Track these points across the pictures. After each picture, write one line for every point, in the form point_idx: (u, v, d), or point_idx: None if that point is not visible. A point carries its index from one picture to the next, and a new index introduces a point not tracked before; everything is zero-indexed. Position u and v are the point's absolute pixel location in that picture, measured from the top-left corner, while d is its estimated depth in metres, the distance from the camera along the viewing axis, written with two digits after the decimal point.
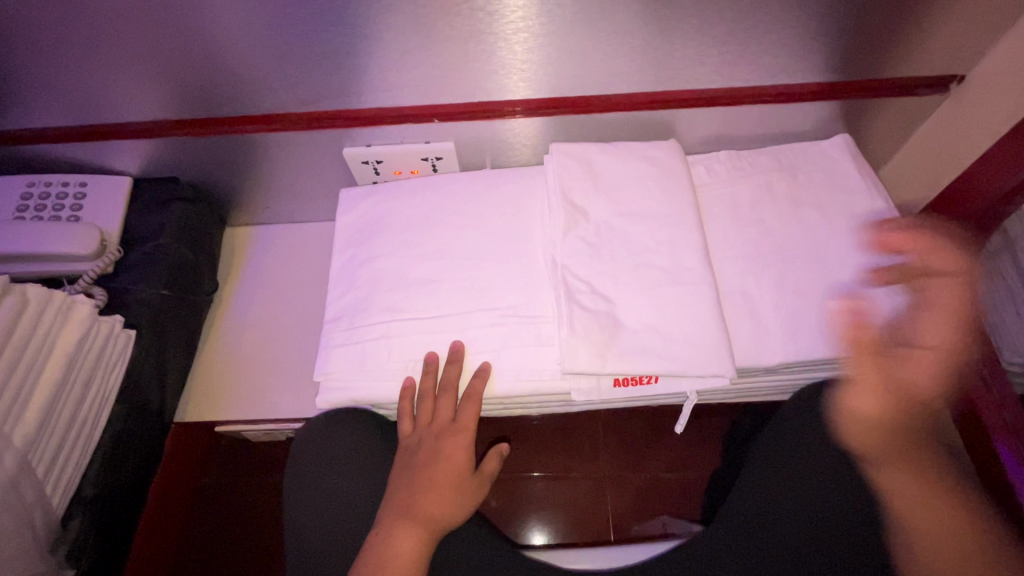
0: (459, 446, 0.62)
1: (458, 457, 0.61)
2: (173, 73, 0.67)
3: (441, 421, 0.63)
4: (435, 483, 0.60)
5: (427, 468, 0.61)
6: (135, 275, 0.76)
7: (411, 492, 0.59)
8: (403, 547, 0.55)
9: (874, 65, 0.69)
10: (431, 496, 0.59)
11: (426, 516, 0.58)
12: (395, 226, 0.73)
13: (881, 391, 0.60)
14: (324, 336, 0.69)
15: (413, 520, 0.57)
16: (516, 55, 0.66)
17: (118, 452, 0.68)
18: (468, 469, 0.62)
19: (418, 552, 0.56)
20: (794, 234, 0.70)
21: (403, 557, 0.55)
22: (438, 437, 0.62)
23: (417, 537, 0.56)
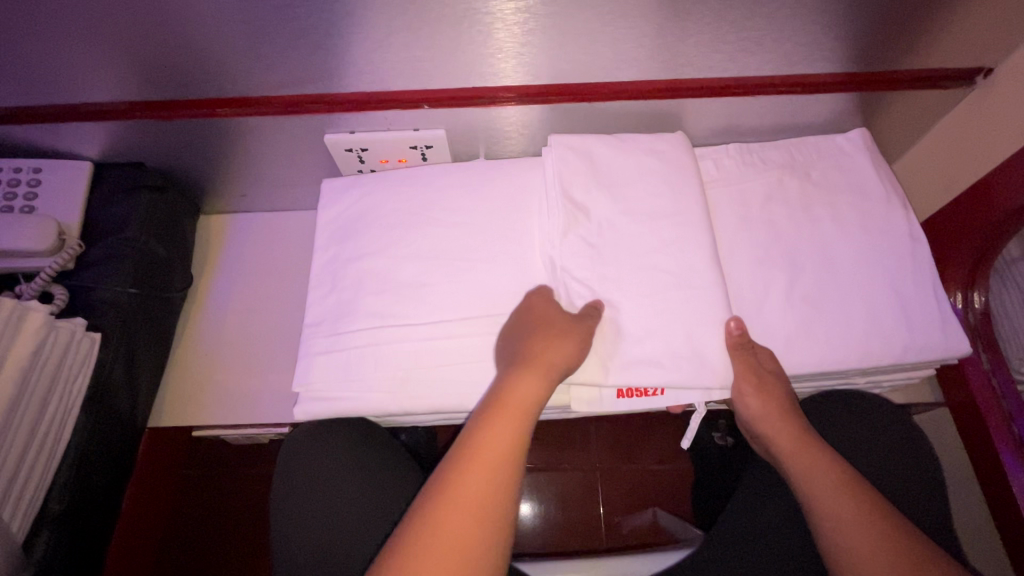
0: (558, 345, 0.56)
1: (561, 349, 0.56)
2: (128, 50, 0.60)
3: (521, 310, 0.61)
4: (528, 380, 0.54)
5: (522, 367, 0.55)
6: (98, 271, 0.70)
7: (500, 393, 0.54)
8: (495, 442, 0.50)
9: (900, 56, 0.64)
10: (525, 389, 0.54)
11: (520, 409, 0.53)
12: (382, 220, 0.68)
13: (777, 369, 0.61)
14: (303, 343, 0.65)
15: (508, 413, 0.52)
16: (514, 38, 0.60)
17: (86, 466, 0.64)
18: (563, 373, 0.56)
19: (514, 445, 0.50)
20: (805, 237, 0.67)
21: (496, 451, 0.50)
22: (531, 342, 0.57)
23: (511, 429, 0.51)
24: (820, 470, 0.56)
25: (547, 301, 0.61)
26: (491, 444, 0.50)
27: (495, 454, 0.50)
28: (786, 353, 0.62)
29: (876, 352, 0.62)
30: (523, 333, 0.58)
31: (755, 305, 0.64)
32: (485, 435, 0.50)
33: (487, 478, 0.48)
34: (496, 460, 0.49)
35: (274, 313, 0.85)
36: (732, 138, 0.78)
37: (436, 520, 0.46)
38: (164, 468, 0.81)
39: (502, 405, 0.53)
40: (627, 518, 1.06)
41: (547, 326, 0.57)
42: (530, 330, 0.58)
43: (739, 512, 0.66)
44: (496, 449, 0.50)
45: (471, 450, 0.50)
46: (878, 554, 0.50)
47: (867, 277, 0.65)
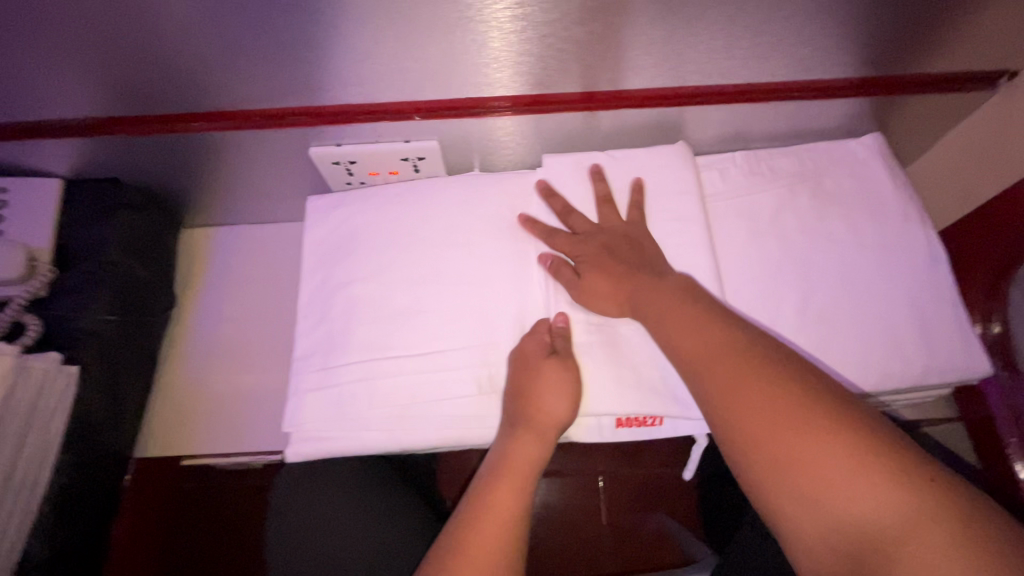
0: (554, 403, 0.54)
1: (558, 406, 0.54)
2: (91, 64, 0.55)
3: (516, 355, 0.58)
4: (526, 441, 0.53)
5: (519, 427, 0.54)
6: (76, 300, 0.66)
7: (499, 458, 0.53)
8: (500, 505, 0.49)
9: (922, 60, 0.60)
10: (525, 453, 0.52)
11: (521, 471, 0.52)
12: (374, 241, 0.64)
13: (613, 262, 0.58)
14: (292, 377, 0.61)
15: (510, 477, 0.51)
16: (511, 46, 0.55)
17: (68, 503, 0.62)
18: (562, 428, 0.54)
19: (517, 513, 0.49)
20: (818, 252, 0.64)
21: (500, 518, 0.48)
22: (523, 400, 0.54)
23: (515, 493, 0.50)
24: (767, 432, 0.42)
25: (539, 338, 0.57)
26: (494, 523, 0.48)
27: (498, 530, 0.48)
28: None
29: (895, 375, 0.59)
30: (514, 388, 0.56)
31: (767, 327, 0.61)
32: (486, 509, 0.49)
33: (493, 542, 0.47)
34: (500, 539, 0.47)
35: (265, 333, 0.82)
36: (739, 144, 0.74)
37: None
38: (154, 494, 0.79)
39: (503, 468, 0.52)
40: (631, 523, 1.04)
41: (540, 382, 0.55)
42: (521, 384, 0.55)
43: (755, 532, 0.64)
44: (502, 514, 0.49)
45: (472, 526, 0.48)
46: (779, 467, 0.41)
47: (884, 294, 0.62)
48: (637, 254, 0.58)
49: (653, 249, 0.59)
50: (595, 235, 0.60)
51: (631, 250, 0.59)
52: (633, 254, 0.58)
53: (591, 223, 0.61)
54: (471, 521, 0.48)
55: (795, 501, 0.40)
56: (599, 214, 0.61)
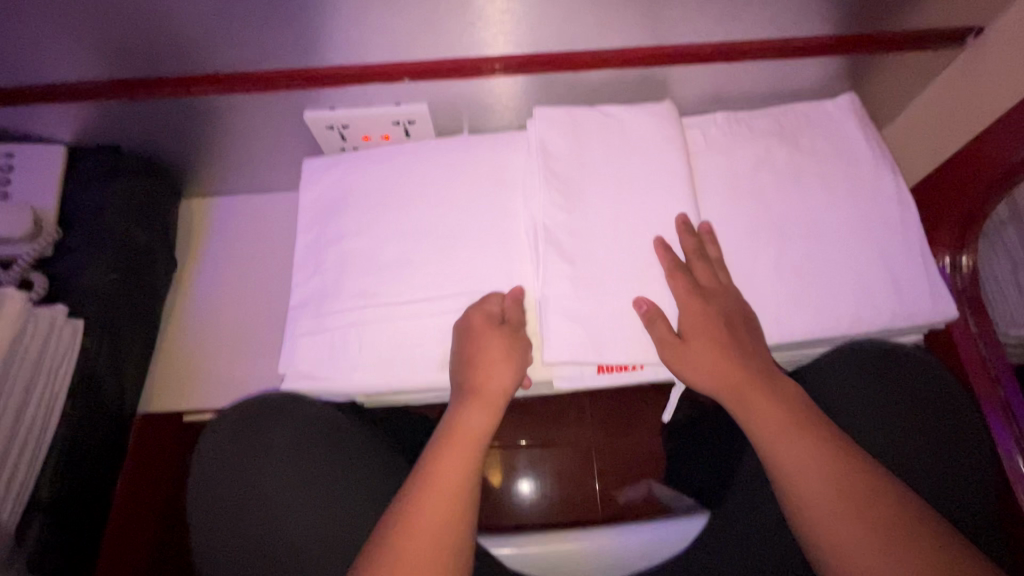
0: (499, 372, 0.57)
1: (504, 374, 0.57)
2: (91, 26, 0.57)
3: (462, 325, 0.59)
4: (475, 411, 0.55)
5: (467, 397, 0.56)
6: (80, 258, 0.69)
7: (448, 426, 0.55)
8: (449, 471, 0.52)
9: (890, 15, 0.63)
10: (472, 421, 0.55)
11: (467, 441, 0.54)
12: (366, 199, 0.67)
13: (719, 325, 0.58)
14: (287, 327, 0.64)
15: (457, 442, 0.54)
16: (496, 4, 0.58)
17: (74, 453, 0.65)
18: (508, 394, 0.57)
19: (464, 474, 0.53)
20: (793, 204, 0.66)
21: (450, 482, 0.52)
22: (472, 367, 0.57)
23: (462, 458, 0.53)
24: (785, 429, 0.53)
25: (488, 309, 0.59)
26: (442, 487, 0.51)
27: (446, 492, 0.51)
28: (776, 322, 0.62)
29: (866, 319, 0.62)
30: (459, 356, 0.58)
31: (744, 275, 0.64)
32: (437, 472, 0.52)
33: (439, 507, 0.50)
34: (446, 503, 0.51)
35: (261, 298, 0.84)
36: (719, 106, 0.76)
37: (396, 550, 0.48)
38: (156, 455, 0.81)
39: (450, 437, 0.54)
40: (621, 489, 1.06)
41: (488, 349, 0.57)
42: (466, 347, 0.58)
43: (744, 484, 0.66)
44: (448, 481, 0.52)
45: (425, 488, 0.51)
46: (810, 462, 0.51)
47: (856, 243, 0.65)
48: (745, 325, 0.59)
49: None
50: (709, 301, 0.59)
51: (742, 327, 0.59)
52: (744, 329, 0.59)
53: (701, 284, 0.60)
54: (417, 486, 0.52)
55: (799, 483, 0.51)
56: (689, 275, 0.61)
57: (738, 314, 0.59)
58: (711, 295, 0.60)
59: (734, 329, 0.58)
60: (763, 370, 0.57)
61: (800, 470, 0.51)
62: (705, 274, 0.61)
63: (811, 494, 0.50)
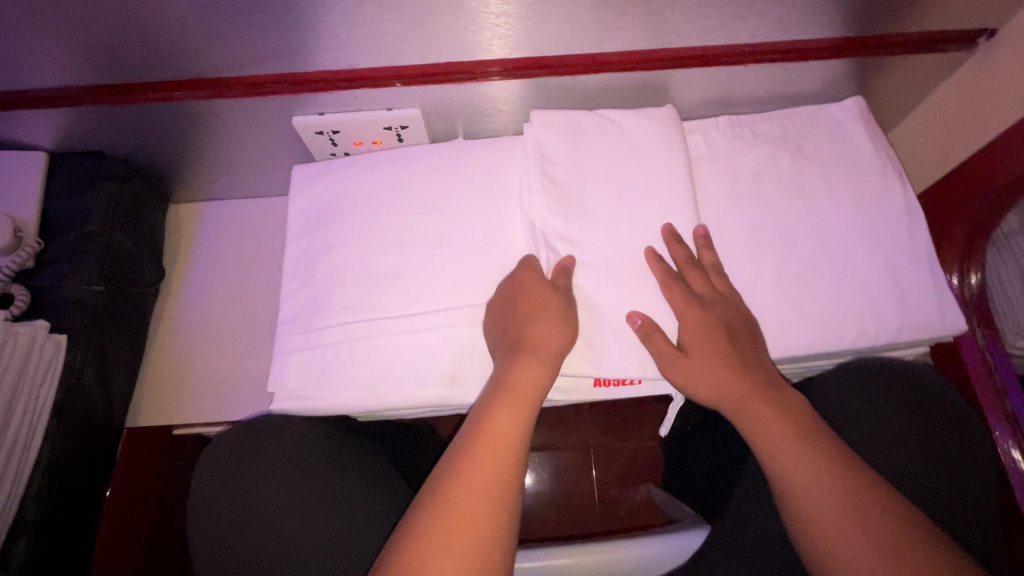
0: (550, 327, 0.55)
1: (560, 334, 0.55)
2: (66, 30, 0.54)
3: (511, 283, 0.58)
4: (529, 365, 0.53)
5: (519, 353, 0.54)
6: (63, 269, 0.67)
7: (502, 379, 0.53)
8: (504, 426, 0.50)
9: (900, 17, 0.60)
10: (527, 376, 0.52)
11: (524, 395, 0.51)
12: (357, 208, 0.65)
13: (721, 337, 0.56)
14: (277, 341, 0.62)
15: (512, 396, 0.51)
16: (490, 7, 0.55)
17: (59, 471, 0.63)
18: (564, 352, 0.55)
19: (517, 434, 0.50)
20: (798, 213, 0.64)
21: (502, 439, 0.49)
22: (524, 322, 0.55)
23: (517, 416, 0.50)
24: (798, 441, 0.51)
25: (536, 273, 0.58)
26: (494, 445, 0.48)
27: (501, 451, 0.48)
28: (779, 335, 0.60)
29: (872, 331, 0.60)
30: (511, 312, 0.56)
31: (747, 286, 0.62)
32: (490, 428, 0.49)
33: (496, 463, 0.47)
34: (498, 461, 0.48)
35: (252, 306, 0.83)
36: (721, 109, 0.74)
37: (448, 512, 0.45)
38: None
39: (505, 390, 0.52)
40: (620, 492, 1.06)
41: (545, 308, 0.56)
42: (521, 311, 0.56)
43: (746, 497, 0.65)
44: (505, 437, 0.49)
45: (476, 444, 0.48)
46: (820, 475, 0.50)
47: (862, 253, 0.63)
48: (749, 336, 0.57)
49: None
50: (709, 311, 0.57)
51: (745, 339, 0.57)
52: (750, 341, 0.56)
53: (699, 292, 0.58)
54: (469, 442, 0.49)
55: (808, 498, 0.49)
56: (686, 283, 0.58)
57: (743, 324, 0.57)
58: (711, 305, 0.57)
59: (738, 340, 0.56)
60: (771, 380, 0.55)
61: (806, 479, 0.50)
62: (702, 280, 0.59)
63: (816, 497, 0.49)
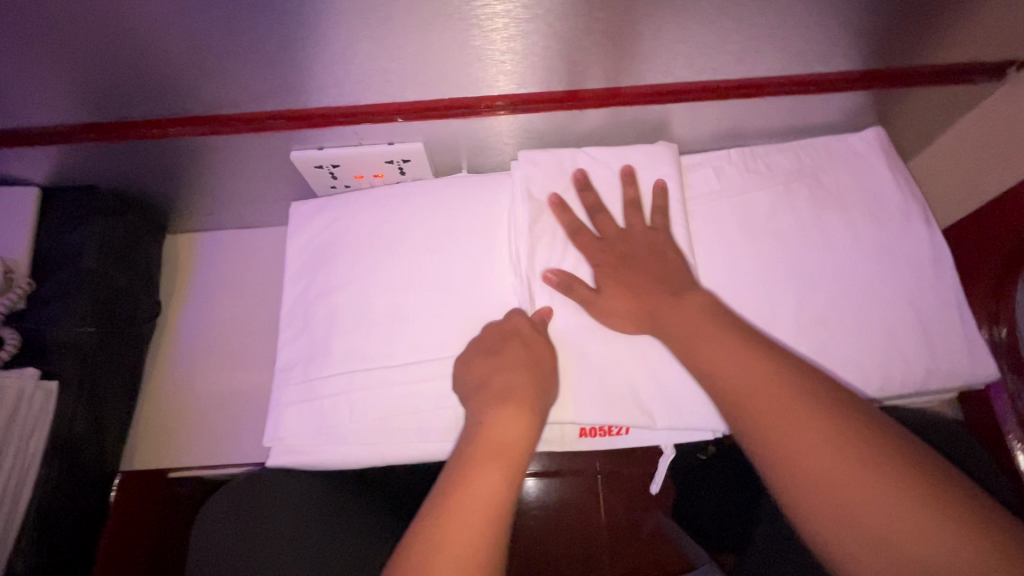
0: (529, 375, 0.51)
1: (532, 382, 0.51)
2: (55, 70, 0.52)
3: (489, 334, 0.56)
4: (509, 413, 0.48)
5: (499, 400, 0.49)
6: (54, 310, 0.65)
7: (478, 430, 0.47)
8: (486, 483, 0.43)
9: (924, 49, 0.58)
10: (508, 425, 0.47)
11: (508, 450, 0.45)
12: (357, 249, 0.63)
13: (643, 284, 0.55)
14: (274, 389, 0.60)
15: (495, 452, 0.45)
16: (495, 44, 0.53)
17: (49, 522, 0.61)
18: (546, 403, 0.51)
19: (502, 497, 0.43)
20: (817, 252, 0.61)
21: (485, 501, 0.42)
22: (498, 371, 0.51)
23: (502, 475, 0.44)
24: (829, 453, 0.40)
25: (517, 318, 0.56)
26: (479, 510, 0.41)
27: (482, 514, 0.41)
28: None
29: (897, 379, 0.57)
30: (486, 362, 0.53)
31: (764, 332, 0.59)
32: (470, 489, 0.43)
33: (477, 526, 0.41)
34: (483, 529, 0.41)
35: (250, 341, 0.80)
36: (735, 141, 0.71)
37: None
38: None
39: (484, 441, 0.46)
40: (628, 522, 1.03)
41: (511, 354, 0.53)
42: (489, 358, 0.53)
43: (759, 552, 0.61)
44: (487, 495, 0.42)
45: (454, 511, 0.41)
46: (870, 496, 0.38)
47: (884, 295, 0.60)
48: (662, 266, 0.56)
49: (651, 253, 0.57)
50: (612, 247, 0.58)
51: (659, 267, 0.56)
52: (657, 263, 0.56)
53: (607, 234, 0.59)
54: (448, 506, 0.42)
55: (849, 515, 0.39)
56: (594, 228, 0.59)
57: (651, 252, 0.57)
58: (617, 242, 0.58)
59: (644, 266, 0.56)
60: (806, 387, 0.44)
61: (837, 481, 0.39)
62: (611, 220, 0.59)
63: (867, 514, 0.38)
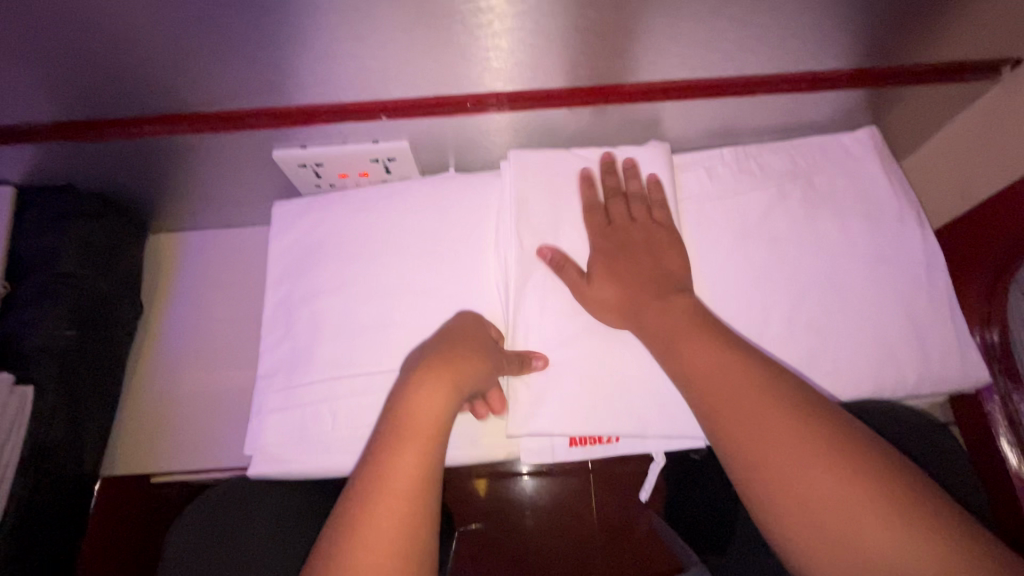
0: (457, 354, 0.50)
1: (459, 358, 0.49)
2: (24, 67, 0.51)
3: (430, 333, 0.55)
4: (430, 387, 0.46)
5: (420, 375, 0.47)
6: (30, 313, 0.63)
7: (399, 408, 0.45)
8: (400, 459, 0.41)
9: (919, 48, 0.57)
10: (429, 399, 0.45)
11: (426, 424, 0.44)
12: (340, 250, 0.61)
13: (634, 278, 0.54)
14: (257, 396, 0.59)
15: (413, 429, 0.43)
16: (481, 41, 0.51)
17: (26, 530, 0.60)
18: (474, 374, 0.49)
19: (420, 472, 0.41)
20: (808, 254, 0.61)
21: (400, 479, 0.40)
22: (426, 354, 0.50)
23: (418, 450, 0.42)
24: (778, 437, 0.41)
25: (457, 318, 0.56)
26: (393, 488, 0.40)
27: (396, 493, 0.40)
28: None
29: (887, 383, 0.57)
30: (421, 351, 0.52)
31: (756, 334, 0.58)
32: (385, 467, 0.41)
33: (393, 507, 0.39)
34: (397, 508, 0.39)
35: (234, 344, 0.79)
36: (726, 139, 0.70)
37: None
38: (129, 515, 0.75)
39: (404, 423, 0.44)
40: (620, 522, 1.02)
41: (460, 344, 0.51)
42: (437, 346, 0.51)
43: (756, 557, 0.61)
44: (405, 479, 0.41)
45: (367, 490, 0.40)
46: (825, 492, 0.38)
47: (877, 298, 0.59)
48: (656, 262, 0.55)
49: (642, 255, 0.56)
50: (615, 234, 0.57)
51: (651, 258, 0.55)
52: (645, 260, 0.55)
53: (608, 220, 0.58)
54: (363, 488, 0.40)
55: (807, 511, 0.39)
56: (603, 210, 0.59)
57: (644, 246, 0.56)
58: (620, 230, 0.57)
59: (635, 257, 0.55)
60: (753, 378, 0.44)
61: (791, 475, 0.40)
62: (618, 206, 0.59)
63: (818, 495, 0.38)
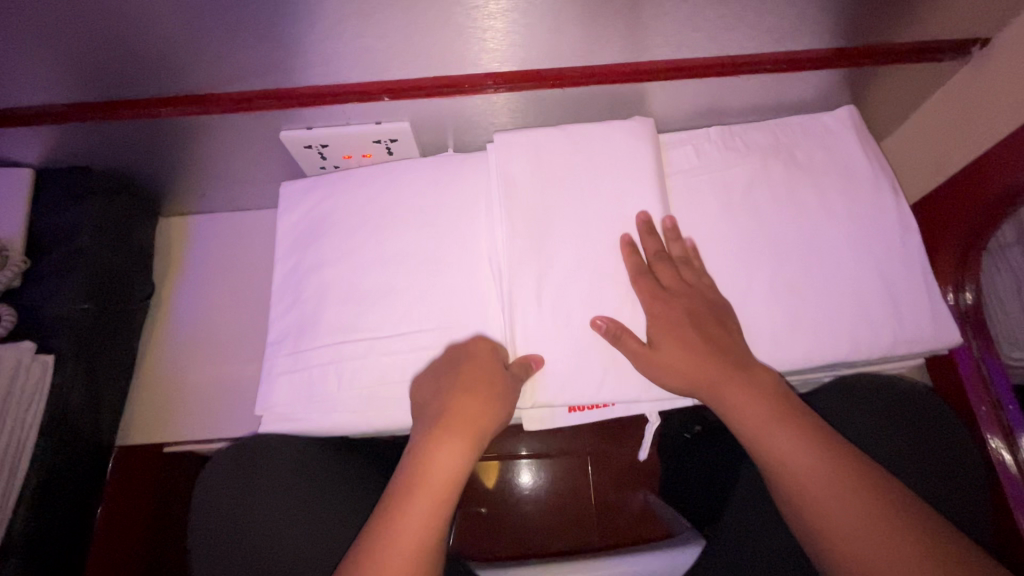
0: (478, 404, 0.53)
1: (479, 407, 0.53)
2: (46, 50, 0.54)
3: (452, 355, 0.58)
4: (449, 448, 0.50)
5: (441, 432, 0.51)
6: (51, 287, 0.66)
7: (418, 462, 0.50)
8: (415, 516, 0.47)
9: (892, 29, 0.60)
10: (444, 459, 0.50)
11: (442, 482, 0.49)
12: (344, 224, 0.65)
13: (689, 330, 0.55)
14: (267, 362, 0.62)
15: (429, 486, 0.49)
16: (476, 23, 0.54)
17: (49, 493, 0.63)
18: (490, 429, 0.53)
19: (432, 528, 0.47)
20: (790, 225, 0.64)
21: (412, 534, 0.46)
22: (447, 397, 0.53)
23: (431, 508, 0.48)
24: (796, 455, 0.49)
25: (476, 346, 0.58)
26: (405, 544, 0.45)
27: (408, 547, 0.46)
28: (772, 350, 0.60)
29: (864, 344, 0.60)
30: (440, 384, 0.55)
31: (741, 300, 0.61)
32: (401, 521, 0.47)
33: (405, 559, 0.45)
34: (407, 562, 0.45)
35: (243, 321, 0.82)
36: (712, 119, 0.74)
37: None
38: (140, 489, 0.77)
39: (417, 480, 0.49)
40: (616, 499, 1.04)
41: (472, 383, 0.54)
42: (448, 385, 0.54)
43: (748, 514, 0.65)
44: (415, 531, 0.46)
45: (382, 540, 0.46)
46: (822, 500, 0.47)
47: (854, 265, 0.62)
48: (723, 334, 0.56)
49: None
50: (673, 301, 0.57)
51: (716, 328, 0.56)
52: (717, 328, 0.56)
53: (669, 284, 0.58)
54: (378, 538, 0.46)
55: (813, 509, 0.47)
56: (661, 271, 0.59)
57: (708, 308, 0.57)
58: (681, 296, 0.57)
59: (704, 328, 0.56)
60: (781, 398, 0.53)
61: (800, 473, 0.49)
62: (684, 270, 0.59)
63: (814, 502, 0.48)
